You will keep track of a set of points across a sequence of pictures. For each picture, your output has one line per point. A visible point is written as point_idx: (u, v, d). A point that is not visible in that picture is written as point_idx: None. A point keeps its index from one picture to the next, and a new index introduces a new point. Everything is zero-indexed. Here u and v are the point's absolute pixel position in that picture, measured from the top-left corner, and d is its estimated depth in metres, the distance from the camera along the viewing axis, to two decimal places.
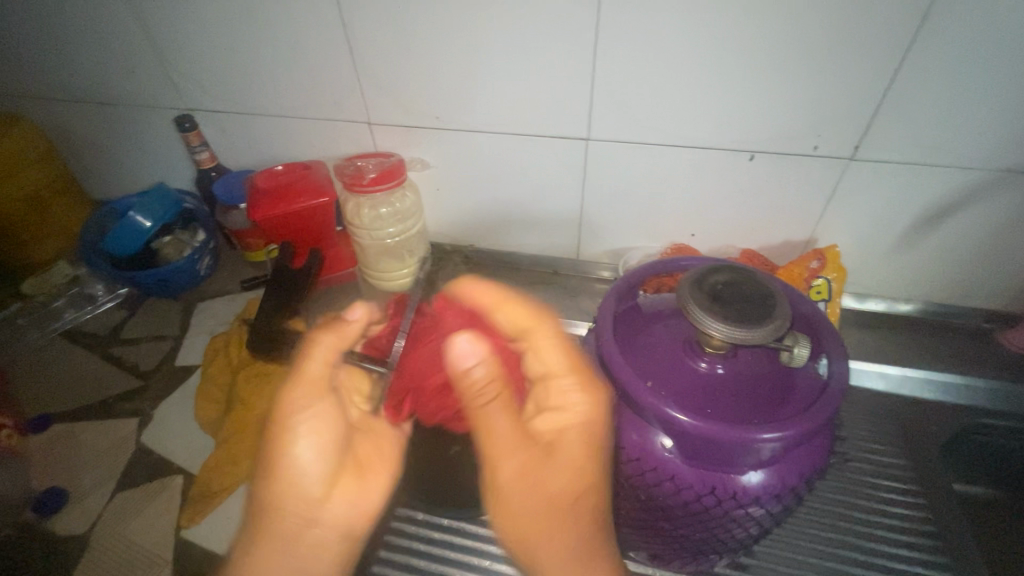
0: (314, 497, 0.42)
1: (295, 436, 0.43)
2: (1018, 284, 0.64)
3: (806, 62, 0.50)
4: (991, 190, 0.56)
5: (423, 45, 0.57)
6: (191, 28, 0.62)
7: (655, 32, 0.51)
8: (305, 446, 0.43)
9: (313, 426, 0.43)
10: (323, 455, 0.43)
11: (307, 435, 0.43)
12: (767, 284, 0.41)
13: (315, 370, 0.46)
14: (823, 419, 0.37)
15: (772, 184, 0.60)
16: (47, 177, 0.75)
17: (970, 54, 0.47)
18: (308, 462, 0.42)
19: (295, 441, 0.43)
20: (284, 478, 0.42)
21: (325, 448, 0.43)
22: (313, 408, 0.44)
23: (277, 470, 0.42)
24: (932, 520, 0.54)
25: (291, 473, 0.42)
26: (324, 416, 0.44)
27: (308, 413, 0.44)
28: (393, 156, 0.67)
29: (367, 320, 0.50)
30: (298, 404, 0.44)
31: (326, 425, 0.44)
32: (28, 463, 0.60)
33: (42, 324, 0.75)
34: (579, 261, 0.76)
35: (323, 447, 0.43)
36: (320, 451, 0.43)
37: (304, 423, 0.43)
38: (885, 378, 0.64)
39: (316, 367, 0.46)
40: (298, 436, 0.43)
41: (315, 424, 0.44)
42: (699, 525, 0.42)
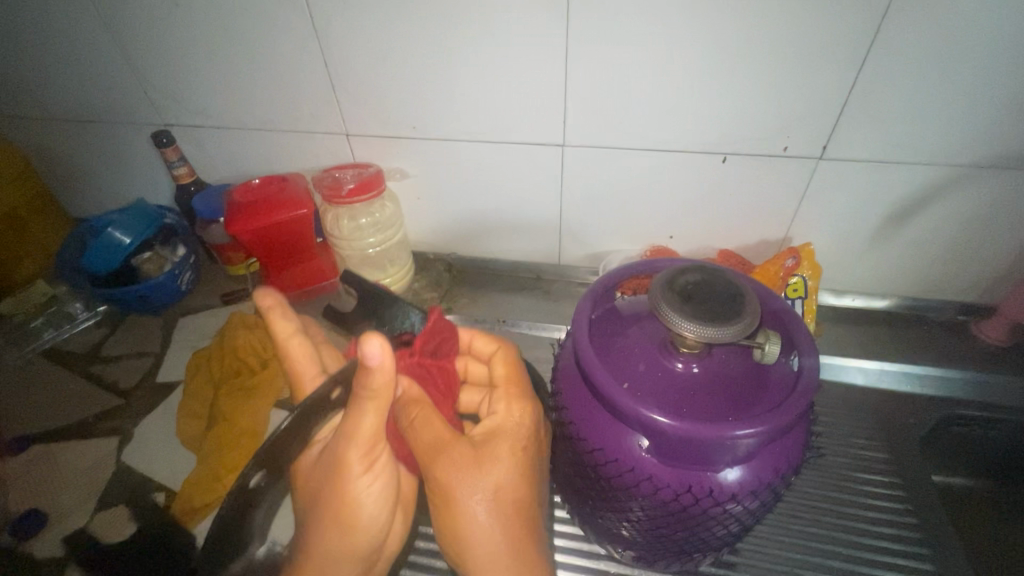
0: (375, 540, 0.44)
1: (359, 488, 0.43)
2: (989, 276, 0.65)
3: (772, 69, 0.52)
4: (958, 186, 0.57)
5: (399, 57, 0.57)
6: (167, 45, 0.62)
7: (624, 39, 0.52)
8: (370, 494, 0.44)
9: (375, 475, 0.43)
10: (384, 502, 0.44)
11: (370, 482, 0.43)
12: (738, 283, 0.41)
13: (366, 424, 0.41)
14: (797, 414, 0.37)
15: (745, 185, 0.61)
16: (24, 197, 0.75)
17: (928, 56, 0.49)
18: (374, 509, 0.44)
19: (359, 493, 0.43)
20: (354, 529, 0.43)
21: (386, 494, 0.44)
22: (372, 462, 0.43)
23: (344, 508, 0.43)
24: (912, 511, 0.54)
25: (359, 524, 0.43)
26: (383, 465, 0.44)
27: (372, 464, 0.43)
28: (372, 167, 0.67)
29: (391, 360, 0.38)
30: (361, 460, 0.42)
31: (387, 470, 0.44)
32: (7, 486, 0.59)
33: (20, 345, 0.74)
34: (561, 266, 0.76)
35: (385, 494, 0.44)
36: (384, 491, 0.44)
37: (368, 474, 0.43)
38: (864, 373, 0.65)
39: (371, 420, 0.41)
40: (360, 488, 0.43)
41: (378, 474, 0.43)
42: (680, 524, 0.42)
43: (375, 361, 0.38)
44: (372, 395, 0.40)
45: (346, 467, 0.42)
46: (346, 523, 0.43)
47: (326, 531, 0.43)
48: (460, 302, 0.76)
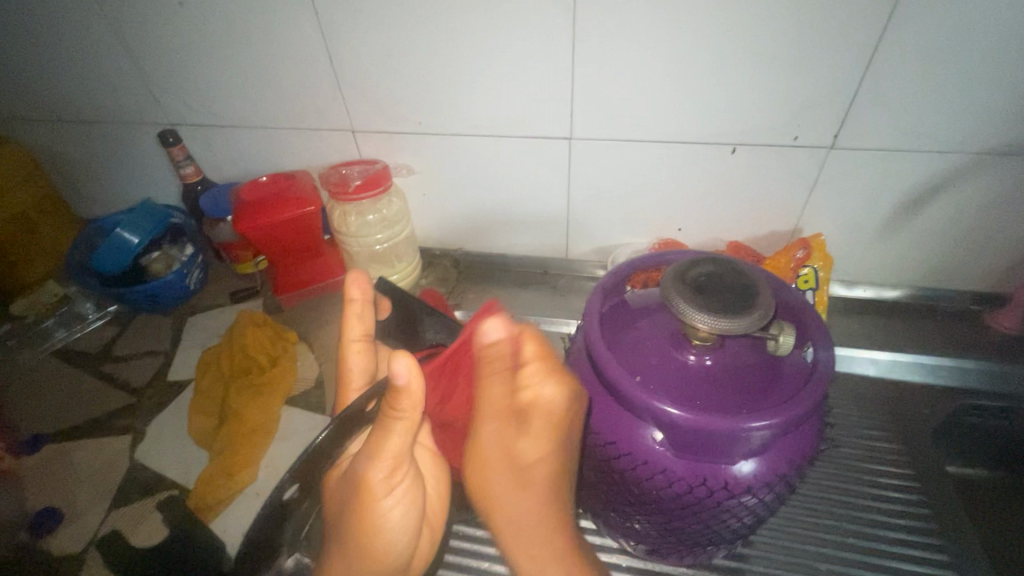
0: (399, 566, 0.41)
1: (387, 514, 0.40)
2: (1002, 265, 0.64)
3: (782, 58, 0.51)
4: (972, 173, 0.56)
5: (404, 52, 0.57)
6: (171, 43, 0.62)
7: (632, 29, 0.51)
8: (394, 520, 0.40)
9: (404, 500, 0.40)
10: (411, 527, 0.41)
11: (397, 507, 0.40)
12: (751, 275, 0.41)
13: (394, 445, 0.39)
14: (812, 405, 0.37)
15: (755, 176, 0.61)
16: (33, 198, 0.75)
17: (942, 42, 0.48)
18: (399, 533, 0.40)
19: (385, 520, 0.40)
20: (374, 557, 0.39)
21: (412, 520, 0.41)
22: (400, 484, 0.40)
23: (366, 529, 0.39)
24: (927, 503, 0.54)
25: (382, 551, 0.40)
26: (413, 489, 0.41)
27: (399, 487, 0.40)
28: (378, 163, 0.67)
29: (416, 376, 0.39)
30: (387, 484, 0.39)
31: (416, 493, 0.41)
32: (22, 486, 0.60)
33: (32, 345, 0.75)
34: (568, 260, 0.76)
35: (413, 520, 0.41)
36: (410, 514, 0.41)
37: (394, 500, 0.40)
38: (875, 363, 0.65)
39: (400, 442, 0.39)
40: (388, 513, 0.40)
41: (405, 498, 0.40)
42: (694, 517, 0.42)
43: (403, 378, 0.39)
44: (401, 415, 0.39)
45: (372, 490, 0.39)
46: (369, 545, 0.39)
47: (346, 555, 0.39)
48: (468, 297, 0.76)
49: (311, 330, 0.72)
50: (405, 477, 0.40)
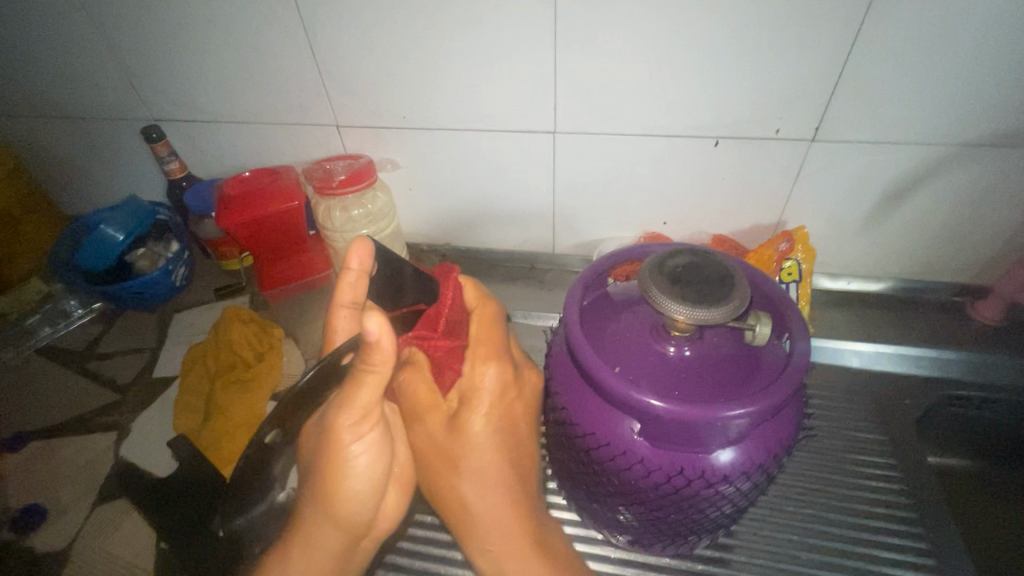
0: (362, 517, 0.42)
1: (352, 460, 0.40)
2: (983, 257, 0.65)
3: (761, 52, 0.51)
4: (952, 165, 0.57)
5: (386, 48, 0.57)
6: (152, 38, 0.62)
7: (613, 24, 0.51)
8: (361, 468, 0.40)
9: (370, 448, 0.40)
10: (375, 477, 0.41)
11: (362, 454, 0.40)
12: (728, 266, 0.41)
13: (366, 396, 0.38)
14: (788, 395, 0.37)
15: (738, 169, 0.61)
16: (15, 196, 0.75)
17: (918, 35, 0.48)
18: (363, 481, 0.41)
19: (349, 466, 0.40)
20: (337, 502, 0.41)
21: (378, 472, 0.41)
22: (370, 432, 0.40)
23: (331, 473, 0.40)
24: (908, 492, 0.55)
25: (345, 495, 0.40)
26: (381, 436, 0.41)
27: (366, 437, 0.40)
28: (363, 158, 0.67)
29: (389, 335, 0.37)
30: (355, 431, 0.39)
31: (384, 445, 0.41)
32: (5, 484, 0.60)
33: (16, 342, 0.74)
34: (555, 256, 0.76)
35: (378, 471, 0.41)
36: (376, 464, 0.41)
37: (360, 448, 0.40)
38: (860, 356, 0.65)
39: (369, 395, 0.38)
40: (353, 458, 0.40)
41: (372, 447, 0.40)
42: (674, 507, 0.42)
43: (374, 337, 0.36)
44: (372, 370, 0.38)
45: (340, 434, 0.39)
46: (333, 490, 0.40)
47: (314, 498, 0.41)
48: None
49: (300, 328, 0.72)
50: (374, 428, 0.40)
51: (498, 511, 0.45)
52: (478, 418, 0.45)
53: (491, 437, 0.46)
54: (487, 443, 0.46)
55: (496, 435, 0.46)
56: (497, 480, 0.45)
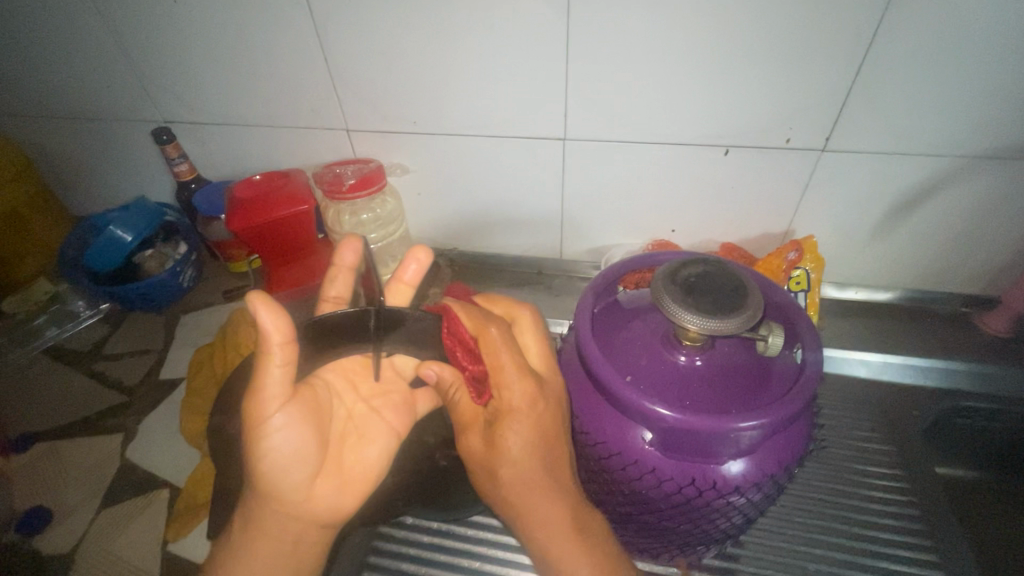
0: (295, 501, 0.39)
1: (268, 442, 0.37)
2: (991, 268, 0.65)
3: (773, 63, 0.52)
4: (963, 176, 0.57)
5: (397, 53, 0.57)
6: (165, 41, 0.62)
7: (625, 34, 0.52)
8: (284, 452, 0.38)
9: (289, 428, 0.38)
10: (302, 457, 0.39)
11: (284, 437, 0.38)
12: (740, 276, 0.41)
13: (275, 378, 0.36)
14: (800, 406, 0.37)
15: (747, 178, 0.61)
16: (25, 196, 0.75)
17: (931, 48, 0.48)
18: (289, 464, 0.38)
19: (268, 448, 0.37)
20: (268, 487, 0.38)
21: (303, 453, 0.39)
22: (288, 411, 0.38)
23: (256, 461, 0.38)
24: (916, 504, 0.54)
25: (270, 478, 0.38)
26: (298, 414, 0.39)
27: (278, 417, 0.37)
28: (373, 162, 0.67)
29: (277, 317, 0.35)
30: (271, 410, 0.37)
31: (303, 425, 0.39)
32: (11, 485, 0.59)
33: (24, 342, 0.74)
34: (563, 261, 0.76)
35: (303, 451, 0.39)
36: (300, 447, 0.39)
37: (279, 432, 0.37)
38: (867, 366, 0.65)
39: (280, 373, 0.36)
40: (271, 440, 0.37)
41: (291, 425, 0.38)
42: (683, 517, 0.42)
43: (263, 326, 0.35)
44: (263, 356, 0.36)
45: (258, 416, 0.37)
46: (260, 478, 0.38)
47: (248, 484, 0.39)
48: None
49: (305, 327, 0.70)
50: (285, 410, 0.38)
51: (548, 505, 0.40)
52: (514, 434, 0.41)
53: (530, 451, 0.41)
54: (526, 460, 0.41)
55: (533, 452, 0.41)
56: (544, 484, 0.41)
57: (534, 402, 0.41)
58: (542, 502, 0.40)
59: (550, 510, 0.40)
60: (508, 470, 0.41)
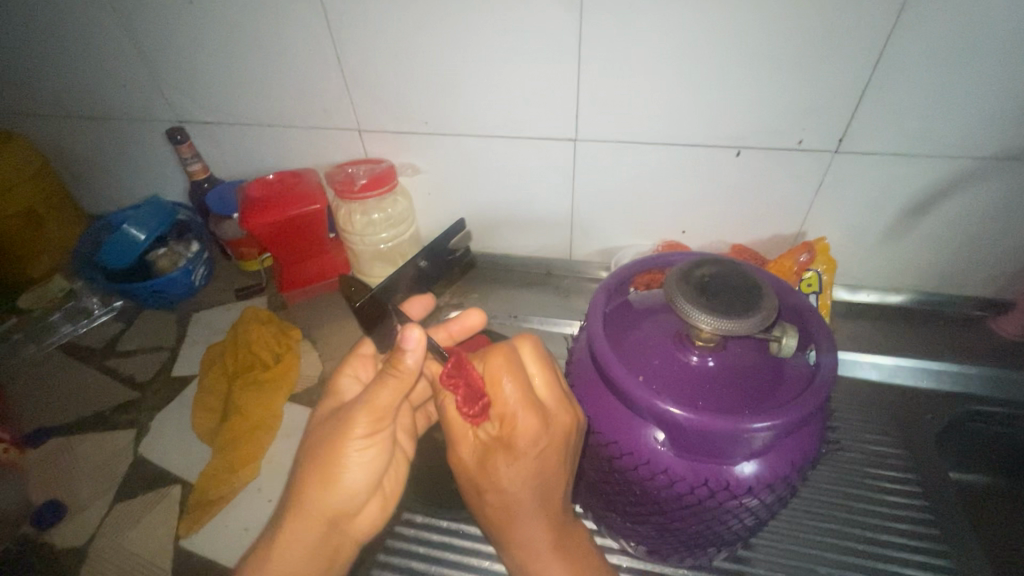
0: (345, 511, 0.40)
1: (351, 459, 0.39)
2: (1006, 272, 0.64)
3: (787, 64, 0.51)
4: (978, 179, 0.56)
5: (410, 54, 0.57)
6: (180, 41, 0.63)
7: (638, 35, 0.52)
8: (360, 464, 0.40)
9: (367, 454, 0.40)
10: (368, 483, 0.40)
11: (367, 453, 0.40)
12: (754, 277, 0.41)
13: (386, 403, 0.39)
14: (814, 407, 0.37)
15: (759, 179, 0.61)
16: (41, 194, 0.76)
17: (946, 49, 0.48)
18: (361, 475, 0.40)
19: (346, 466, 0.39)
20: (326, 499, 0.39)
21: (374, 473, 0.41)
22: (375, 437, 0.40)
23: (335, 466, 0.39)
24: (929, 509, 0.54)
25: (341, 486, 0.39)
26: (378, 448, 0.40)
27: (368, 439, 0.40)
28: (384, 163, 0.67)
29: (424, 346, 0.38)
30: (366, 430, 0.39)
31: (379, 459, 0.40)
32: (26, 479, 0.60)
33: (38, 339, 0.75)
34: (572, 261, 0.76)
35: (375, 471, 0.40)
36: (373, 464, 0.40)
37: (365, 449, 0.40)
38: (878, 369, 0.65)
39: (389, 397, 0.39)
40: (352, 459, 0.39)
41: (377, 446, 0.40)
42: (694, 518, 0.42)
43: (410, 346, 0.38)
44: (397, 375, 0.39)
45: (351, 430, 0.39)
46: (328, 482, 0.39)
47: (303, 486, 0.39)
48: (471, 297, 0.76)
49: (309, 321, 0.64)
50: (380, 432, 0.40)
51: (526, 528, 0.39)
52: (513, 468, 0.39)
53: (525, 482, 0.39)
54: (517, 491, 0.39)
55: (531, 483, 0.39)
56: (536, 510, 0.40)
57: (540, 435, 0.38)
58: (532, 526, 0.39)
59: (537, 534, 0.39)
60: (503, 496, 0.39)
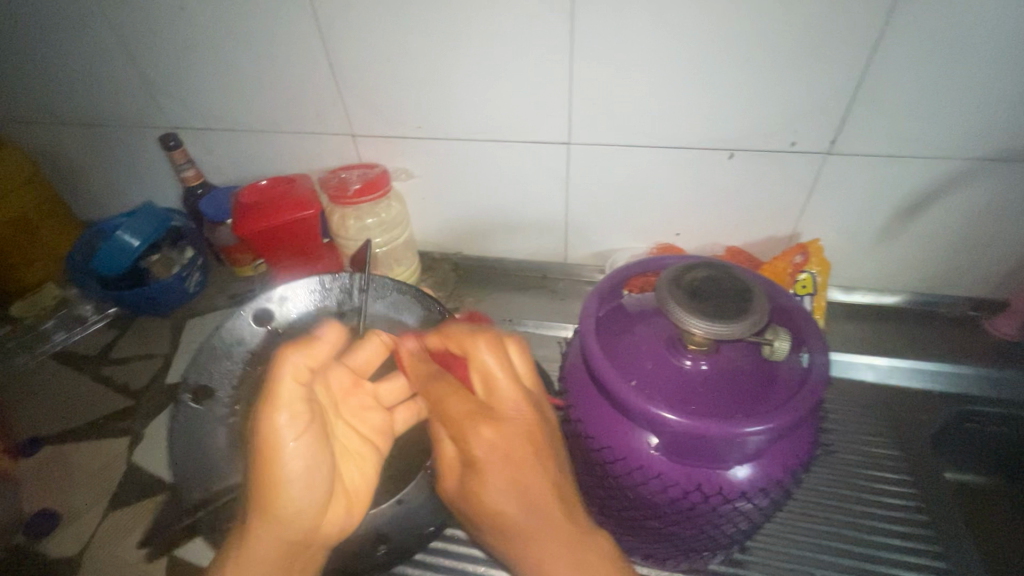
0: (302, 524, 0.38)
1: (286, 470, 0.37)
2: (1001, 271, 0.64)
3: (777, 67, 0.52)
4: (971, 179, 0.56)
5: (402, 60, 0.58)
6: (172, 49, 0.63)
7: (628, 38, 0.52)
8: (296, 470, 0.37)
9: (307, 459, 0.38)
10: (313, 490, 0.38)
11: (300, 459, 0.38)
12: (746, 280, 0.41)
13: (306, 393, 0.38)
14: (807, 410, 0.37)
15: (752, 181, 0.61)
16: (34, 202, 0.76)
17: (935, 51, 0.48)
18: (303, 481, 0.38)
19: (281, 471, 0.37)
20: (271, 510, 0.37)
21: (315, 478, 0.38)
22: (309, 439, 0.38)
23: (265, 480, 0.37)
24: (925, 510, 0.54)
25: (284, 499, 0.37)
26: (320, 453, 0.39)
27: (300, 445, 0.38)
28: (378, 167, 0.67)
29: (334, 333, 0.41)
30: (291, 429, 0.37)
31: (320, 461, 0.39)
32: (20, 488, 0.60)
33: (31, 347, 0.75)
34: (567, 265, 0.76)
35: (316, 475, 0.38)
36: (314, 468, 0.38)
37: (295, 455, 0.37)
38: (874, 369, 0.65)
39: (302, 390, 0.38)
40: (289, 466, 0.37)
41: (312, 453, 0.38)
42: (689, 522, 0.42)
43: (325, 336, 0.40)
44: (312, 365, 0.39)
45: (279, 439, 0.37)
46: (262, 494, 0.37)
47: (250, 508, 0.37)
48: (466, 301, 0.76)
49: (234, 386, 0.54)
50: (310, 429, 0.38)
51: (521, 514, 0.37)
52: (495, 476, 0.37)
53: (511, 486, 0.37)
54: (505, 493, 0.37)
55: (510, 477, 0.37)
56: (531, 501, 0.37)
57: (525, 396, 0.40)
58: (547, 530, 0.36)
59: (550, 550, 0.36)
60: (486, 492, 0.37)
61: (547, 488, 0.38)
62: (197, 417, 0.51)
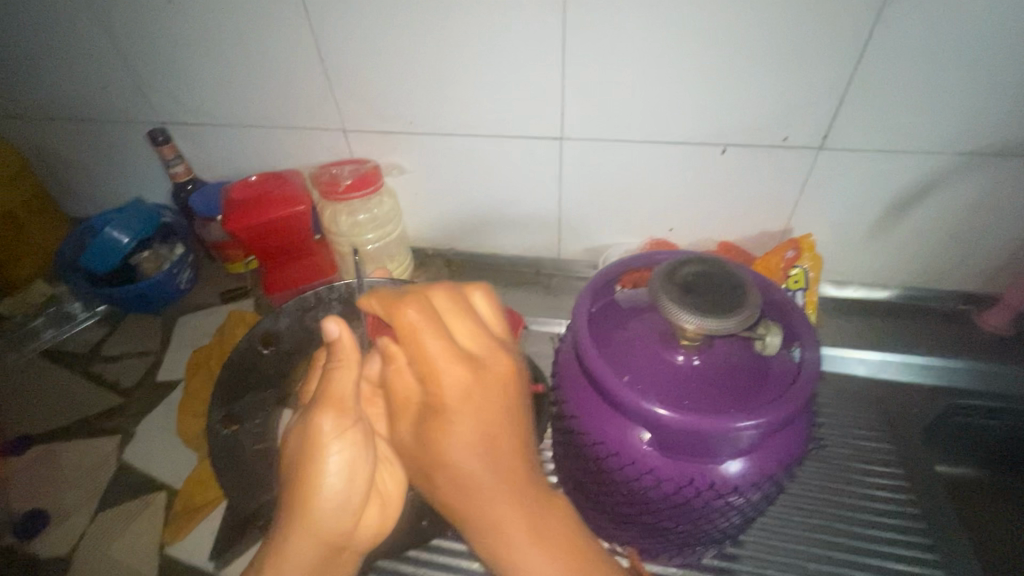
0: (343, 529, 0.37)
1: (327, 470, 0.37)
2: (991, 265, 0.65)
3: (770, 61, 0.51)
4: (962, 174, 0.57)
5: (392, 54, 0.57)
6: (160, 43, 0.62)
7: (620, 31, 0.51)
8: (336, 472, 0.37)
9: (347, 459, 0.37)
10: (353, 494, 0.38)
11: (339, 461, 0.37)
12: (739, 275, 0.41)
13: (345, 391, 0.38)
14: (800, 405, 0.37)
15: (744, 177, 0.61)
16: (22, 199, 0.75)
17: (926, 46, 0.48)
18: (342, 482, 0.37)
19: (325, 470, 0.37)
20: (314, 510, 0.36)
21: (359, 483, 0.38)
22: (349, 439, 0.38)
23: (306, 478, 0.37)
24: (916, 502, 0.54)
25: (322, 501, 0.36)
26: (364, 457, 0.38)
27: (339, 447, 0.37)
28: (369, 162, 0.67)
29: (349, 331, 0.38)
30: (333, 429, 0.37)
31: (361, 464, 0.38)
32: (8, 489, 0.59)
33: (20, 345, 0.74)
34: (560, 261, 0.76)
35: (358, 478, 0.38)
36: (355, 470, 0.38)
37: (338, 455, 0.37)
38: (866, 364, 0.65)
39: (348, 390, 0.38)
40: (332, 465, 0.37)
41: (351, 454, 0.38)
42: (682, 517, 0.42)
43: (336, 334, 0.38)
44: (345, 364, 0.38)
45: (319, 438, 0.37)
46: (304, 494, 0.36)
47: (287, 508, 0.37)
48: None
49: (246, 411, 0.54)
50: (354, 430, 0.38)
51: (492, 489, 0.34)
52: (455, 429, 0.35)
53: (474, 451, 0.35)
54: (467, 463, 0.35)
55: (479, 440, 0.35)
56: (493, 472, 0.35)
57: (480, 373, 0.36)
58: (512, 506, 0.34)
59: (512, 525, 0.34)
60: (453, 460, 0.35)
61: (512, 447, 0.36)
62: (236, 444, 0.51)
